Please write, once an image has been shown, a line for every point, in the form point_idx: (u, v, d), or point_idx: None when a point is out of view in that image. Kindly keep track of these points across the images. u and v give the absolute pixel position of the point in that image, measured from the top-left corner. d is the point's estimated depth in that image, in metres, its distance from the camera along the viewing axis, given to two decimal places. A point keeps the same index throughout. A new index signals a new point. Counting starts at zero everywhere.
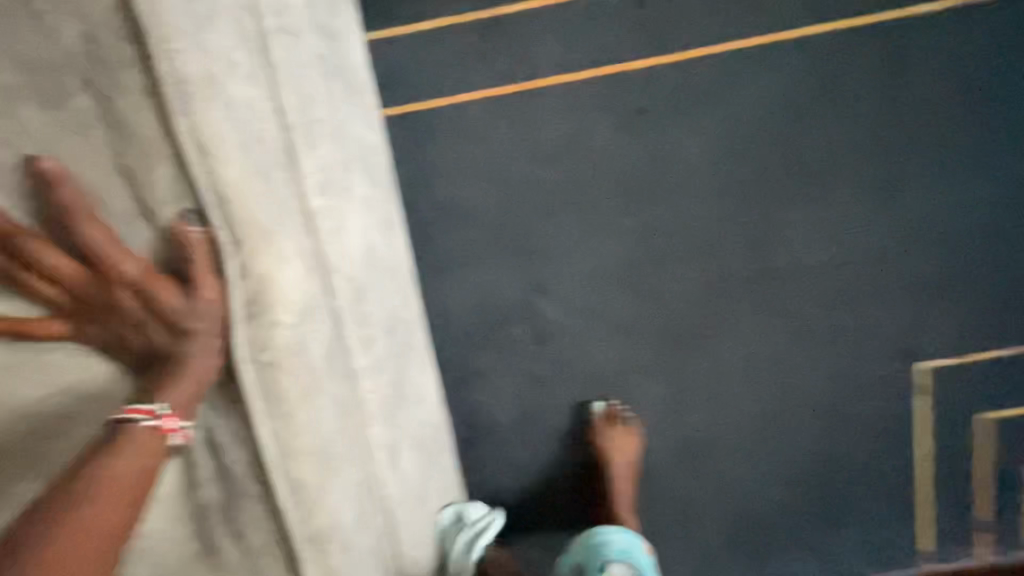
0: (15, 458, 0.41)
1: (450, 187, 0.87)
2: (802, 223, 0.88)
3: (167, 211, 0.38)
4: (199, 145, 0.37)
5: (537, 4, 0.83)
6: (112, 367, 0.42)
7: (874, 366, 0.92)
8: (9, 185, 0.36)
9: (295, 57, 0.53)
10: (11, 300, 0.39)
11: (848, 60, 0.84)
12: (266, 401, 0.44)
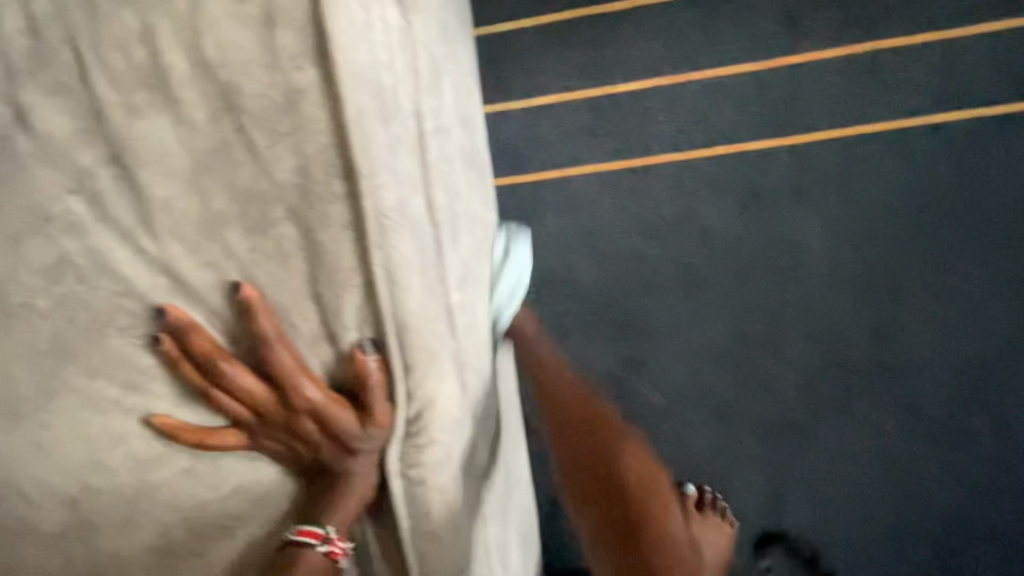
0: (175, 567, 0.41)
1: (551, 257, 0.87)
2: (925, 314, 0.83)
3: (352, 337, 0.37)
4: (389, 276, 0.36)
5: (654, 84, 0.83)
6: (267, 480, 0.41)
7: (1007, 478, 0.83)
8: (210, 306, 0.36)
9: (446, 155, 0.54)
10: (186, 414, 0.38)
11: (982, 149, 0.80)
12: (411, 518, 0.41)
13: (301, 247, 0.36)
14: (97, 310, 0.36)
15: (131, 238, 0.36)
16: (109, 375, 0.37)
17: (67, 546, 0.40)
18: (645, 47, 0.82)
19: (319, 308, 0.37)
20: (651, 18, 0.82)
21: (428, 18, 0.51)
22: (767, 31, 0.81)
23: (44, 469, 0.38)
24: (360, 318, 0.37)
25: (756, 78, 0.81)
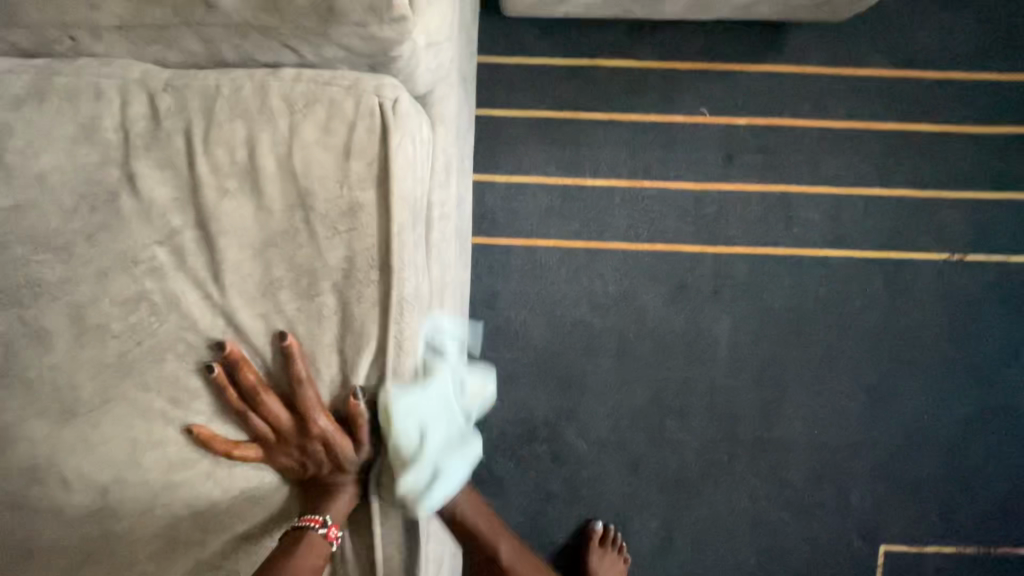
0: (180, 550, 0.50)
1: (510, 313, 1.01)
2: (803, 409, 1.01)
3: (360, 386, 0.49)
4: (400, 343, 0.49)
5: (617, 183, 0.99)
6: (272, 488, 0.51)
7: (844, 544, 1.03)
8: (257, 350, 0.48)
9: (449, 234, 0.65)
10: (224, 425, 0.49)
11: (863, 282, 0.99)
12: (383, 529, 0.52)
13: (338, 314, 0.48)
14: (161, 339, 0.48)
15: (203, 286, 0.48)
16: (163, 383, 0.48)
17: (91, 521, 0.49)
18: (614, 152, 0.99)
19: (340, 360, 0.48)
20: (623, 128, 0.99)
21: (453, 128, 0.64)
22: (713, 158, 0.98)
23: (92, 453, 0.49)
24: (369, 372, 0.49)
25: (698, 194, 0.99)
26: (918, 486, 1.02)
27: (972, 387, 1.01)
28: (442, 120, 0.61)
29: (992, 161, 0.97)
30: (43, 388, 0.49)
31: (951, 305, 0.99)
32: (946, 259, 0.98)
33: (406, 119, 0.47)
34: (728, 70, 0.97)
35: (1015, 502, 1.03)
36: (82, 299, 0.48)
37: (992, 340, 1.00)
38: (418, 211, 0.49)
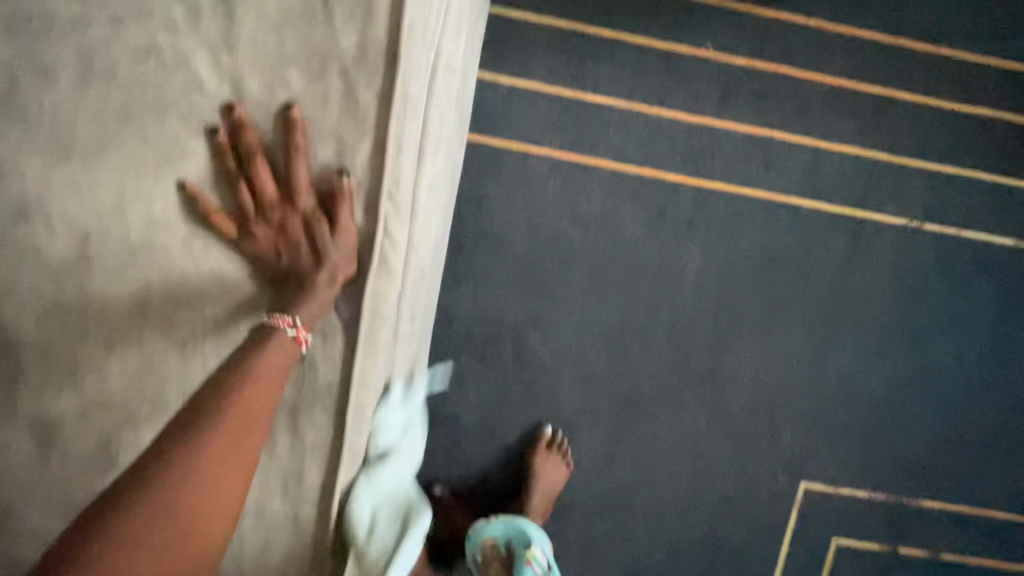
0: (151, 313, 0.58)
1: (494, 216, 1.03)
2: (752, 346, 1.08)
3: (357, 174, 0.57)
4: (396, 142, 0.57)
5: (616, 103, 1.02)
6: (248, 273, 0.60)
7: (769, 477, 1.11)
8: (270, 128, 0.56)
9: (453, 83, 0.70)
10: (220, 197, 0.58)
11: (825, 234, 1.05)
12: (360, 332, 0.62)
13: (341, 98, 0.55)
14: (168, 95, 0.55)
15: (215, 51, 0.55)
16: (172, 138, 0.56)
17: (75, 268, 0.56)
18: (617, 72, 1.02)
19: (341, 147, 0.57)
20: (630, 49, 1.01)
21: None
22: (709, 94, 1.02)
23: (93, 199, 0.56)
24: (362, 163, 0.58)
25: (689, 127, 1.03)
26: (843, 431, 1.11)
27: (907, 346, 1.09)
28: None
29: (962, 136, 1.04)
30: (59, 125, 0.55)
31: (901, 268, 1.06)
32: (904, 224, 1.05)
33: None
34: (736, 9, 1.01)
35: (931, 457, 1.12)
36: (94, 42, 0.54)
37: (933, 307, 1.08)
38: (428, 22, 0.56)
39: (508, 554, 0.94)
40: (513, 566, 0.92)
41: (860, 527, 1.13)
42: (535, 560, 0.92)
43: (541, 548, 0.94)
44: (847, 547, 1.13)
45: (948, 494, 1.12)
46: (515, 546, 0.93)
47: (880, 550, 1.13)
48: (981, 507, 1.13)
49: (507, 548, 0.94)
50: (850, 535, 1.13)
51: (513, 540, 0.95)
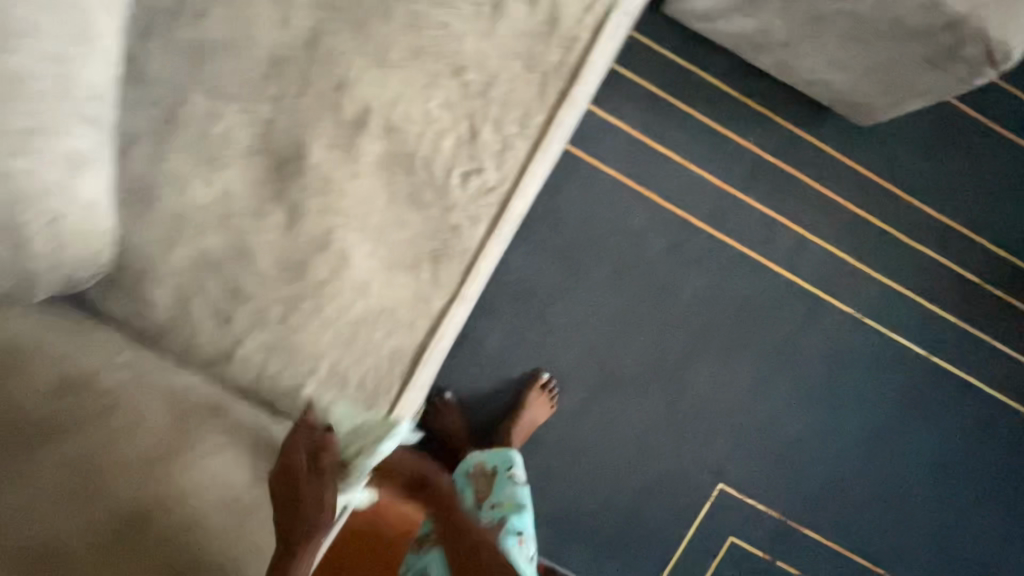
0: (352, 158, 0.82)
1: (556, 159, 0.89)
2: (715, 364, 1.40)
3: (529, 119, 0.83)
4: (565, 110, 0.83)
5: (674, 157, 1.38)
6: (423, 149, 0.83)
7: (696, 469, 1.42)
8: (483, 71, 0.82)
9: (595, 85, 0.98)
10: (431, 93, 0.82)
11: (789, 300, 1.40)
12: (480, 225, 0.85)
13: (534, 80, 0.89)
14: None
15: None
16: None
17: None
18: (682, 135, 1.38)
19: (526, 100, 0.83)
20: (696, 123, 1.38)
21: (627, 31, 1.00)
22: (741, 174, 1.38)
23: None
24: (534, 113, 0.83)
25: (719, 192, 1.38)
26: (761, 452, 1.43)
27: (825, 403, 1.42)
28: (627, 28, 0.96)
29: (908, 265, 1.41)
30: None
31: (836, 343, 1.41)
32: (848, 311, 1.41)
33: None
34: (778, 123, 1.38)
35: (819, 495, 1.44)
36: None
37: (852, 380, 1.42)
38: (614, 43, 0.84)
39: (492, 472, 1.16)
40: (495, 482, 1.15)
41: (751, 532, 1.44)
42: (512, 477, 1.15)
43: (520, 471, 1.17)
44: (737, 544, 1.43)
45: (822, 527, 1.44)
46: (498, 468, 1.16)
47: (759, 554, 1.44)
48: (843, 545, 1.45)
49: (491, 469, 1.16)
50: (740, 534, 1.43)
51: (497, 464, 1.17)
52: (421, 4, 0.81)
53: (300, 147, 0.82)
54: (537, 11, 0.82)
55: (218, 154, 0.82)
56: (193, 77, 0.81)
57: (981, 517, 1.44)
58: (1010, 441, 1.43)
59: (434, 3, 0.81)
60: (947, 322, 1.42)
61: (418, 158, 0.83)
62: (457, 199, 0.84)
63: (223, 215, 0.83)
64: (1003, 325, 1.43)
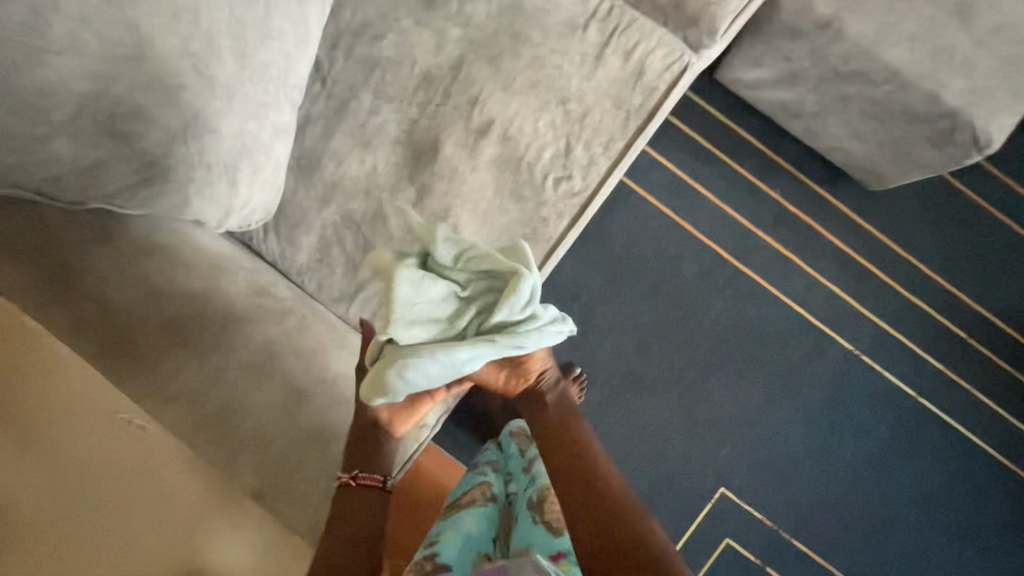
0: (473, 155, 1.06)
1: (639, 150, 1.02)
2: (728, 379, 1.60)
3: (611, 144, 1.08)
4: (640, 141, 1.08)
5: (710, 197, 1.62)
6: (527, 155, 1.07)
7: (703, 471, 1.58)
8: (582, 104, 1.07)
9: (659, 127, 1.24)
10: (541, 115, 1.06)
11: (797, 331, 1.61)
12: (563, 220, 1.08)
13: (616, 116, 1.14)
14: None
15: None
16: None
17: None
18: (719, 180, 1.62)
19: (611, 130, 1.08)
20: (732, 172, 1.63)
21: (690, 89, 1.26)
22: (766, 218, 1.62)
23: None
24: (615, 141, 1.08)
25: (745, 231, 1.62)
26: (762, 464, 1.59)
27: (822, 427, 1.60)
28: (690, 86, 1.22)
29: (904, 315, 1.61)
30: None
31: (835, 375, 1.61)
32: (849, 348, 1.61)
33: (701, 62, 1.10)
34: (802, 180, 1.62)
35: (813, 512, 1.59)
36: None
37: (847, 409, 1.61)
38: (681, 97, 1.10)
39: None
40: None
41: (748, 538, 1.58)
42: None
43: None
44: (733, 547, 1.57)
45: (813, 543, 1.58)
46: None
47: (753, 560, 1.57)
48: (831, 564, 1.57)
49: None
50: (736, 538, 1.57)
51: None
52: (543, 50, 1.06)
53: (435, 142, 1.06)
54: (628, 65, 1.07)
55: (372, 141, 1.07)
56: (365, 82, 1.07)
57: (958, 552, 1.58)
58: (988, 484, 1.60)
59: (553, 50, 1.06)
60: (936, 369, 1.61)
61: (524, 163, 1.07)
62: (548, 197, 1.07)
63: (367, 187, 1.07)
64: (986, 379, 1.62)
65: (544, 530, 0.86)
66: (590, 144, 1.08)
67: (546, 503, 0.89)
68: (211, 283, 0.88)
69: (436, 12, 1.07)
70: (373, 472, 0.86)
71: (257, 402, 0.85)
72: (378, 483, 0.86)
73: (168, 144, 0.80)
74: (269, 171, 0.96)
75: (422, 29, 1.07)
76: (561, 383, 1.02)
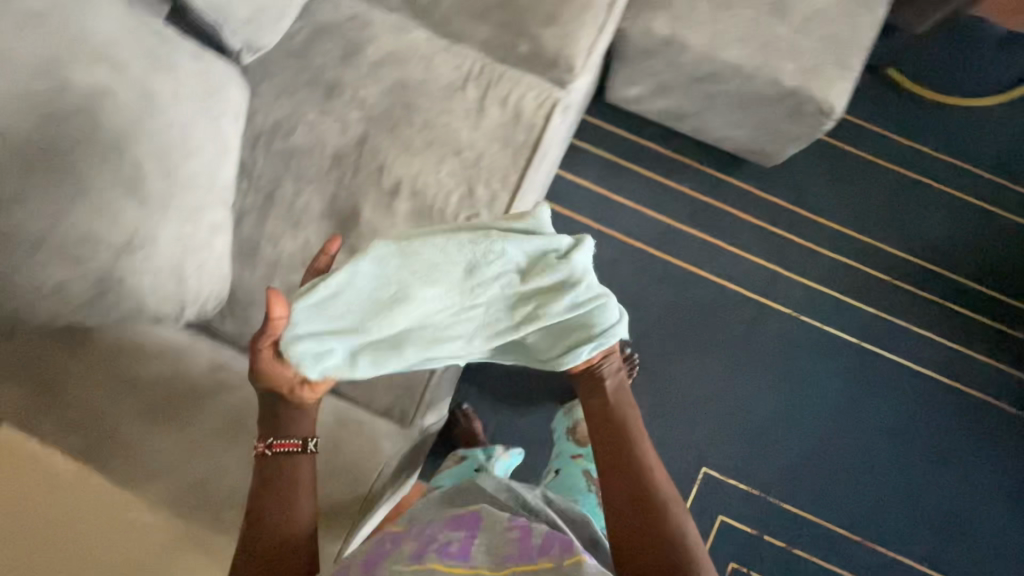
0: (389, 214, 1.21)
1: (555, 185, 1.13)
2: (684, 364, 1.70)
3: (506, 180, 1.23)
4: (531, 173, 1.23)
5: (628, 204, 1.78)
6: (436, 204, 1.22)
7: (682, 456, 1.66)
8: (475, 151, 1.23)
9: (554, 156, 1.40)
10: (441, 168, 1.22)
11: (736, 307, 1.73)
12: None
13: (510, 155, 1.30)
14: None
15: None
16: None
17: None
18: (633, 187, 1.79)
19: (504, 168, 1.23)
20: (644, 177, 1.79)
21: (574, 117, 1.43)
22: (682, 212, 1.77)
23: None
24: (510, 176, 1.23)
25: (667, 227, 1.76)
26: (734, 436, 1.68)
27: (781, 390, 1.70)
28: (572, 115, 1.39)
29: (829, 271, 1.74)
30: None
31: (780, 339, 1.72)
32: (787, 312, 1.73)
33: (570, 96, 1.28)
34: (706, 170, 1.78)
35: (793, 471, 1.66)
36: None
37: (800, 368, 1.71)
38: (559, 128, 1.27)
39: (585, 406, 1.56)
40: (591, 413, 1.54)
41: (739, 511, 1.64)
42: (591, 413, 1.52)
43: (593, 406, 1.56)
44: (727, 522, 1.63)
45: (800, 502, 1.64)
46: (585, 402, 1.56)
47: (749, 530, 1.63)
48: (822, 518, 1.64)
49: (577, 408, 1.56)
50: (728, 512, 1.64)
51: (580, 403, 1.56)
52: (432, 113, 1.23)
53: (354, 209, 1.21)
54: (506, 111, 1.24)
55: (302, 219, 1.22)
56: (285, 171, 1.23)
57: (938, 481, 1.65)
58: (949, 409, 1.68)
59: (440, 111, 1.23)
60: (872, 314, 1.73)
61: (435, 210, 1.21)
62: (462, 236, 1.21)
63: (304, 259, 1.21)
64: (922, 313, 1.72)
65: (575, 444, 1.47)
66: (489, 183, 1.23)
67: (577, 429, 1.49)
68: (175, 369, 1.02)
69: (336, 100, 1.24)
70: (290, 439, 0.91)
71: (228, 462, 0.97)
72: (298, 448, 0.90)
73: (114, 259, 0.94)
74: (213, 263, 1.14)
75: (326, 118, 1.24)
76: (620, 371, 1.04)
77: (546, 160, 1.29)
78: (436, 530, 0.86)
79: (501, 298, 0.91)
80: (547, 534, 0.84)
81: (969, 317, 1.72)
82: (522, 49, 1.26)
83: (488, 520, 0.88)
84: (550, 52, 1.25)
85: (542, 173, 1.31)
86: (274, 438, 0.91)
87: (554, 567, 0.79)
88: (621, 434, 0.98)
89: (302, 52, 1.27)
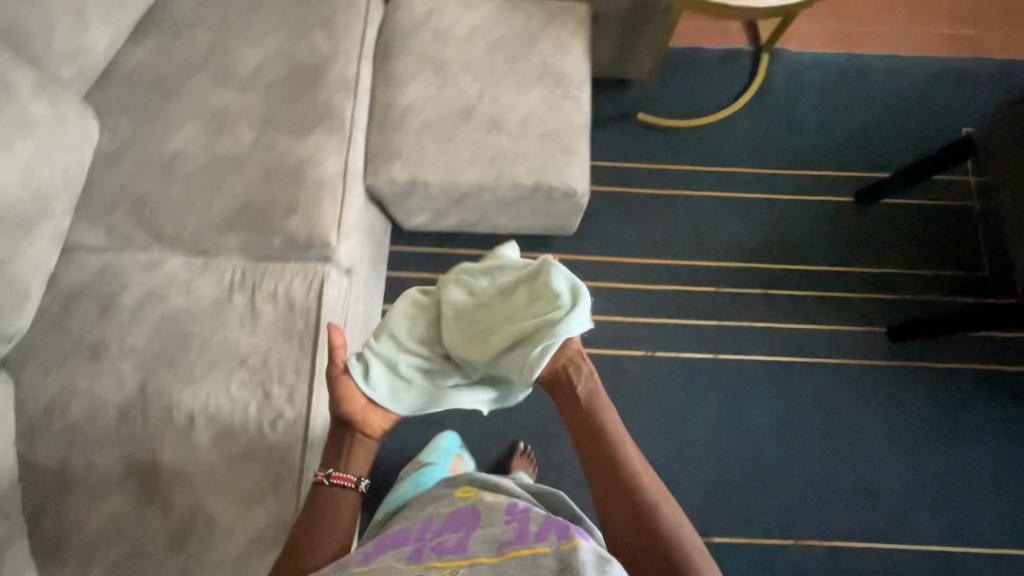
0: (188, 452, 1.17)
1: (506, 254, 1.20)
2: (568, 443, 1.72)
3: (297, 370, 1.23)
4: (322, 355, 1.25)
5: None
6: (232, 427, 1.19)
7: None
8: (256, 355, 1.23)
9: (354, 316, 1.42)
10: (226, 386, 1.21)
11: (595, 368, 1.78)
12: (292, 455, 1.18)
13: None
14: None
15: None
16: None
17: None
18: None
19: (291, 362, 1.23)
20: None
21: (363, 273, 1.48)
22: None
23: None
24: (300, 366, 1.23)
25: None
26: None
27: (664, 429, 1.74)
28: (356, 272, 1.43)
29: (664, 303, 1.84)
30: None
31: (644, 382, 1.78)
32: (641, 354, 1.80)
33: (338, 266, 1.33)
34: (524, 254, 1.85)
35: (710, 501, 1.68)
36: None
37: (672, 401, 1.76)
38: (337, 300, 1.30)
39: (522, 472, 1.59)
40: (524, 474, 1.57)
41: None
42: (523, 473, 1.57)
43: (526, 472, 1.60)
44: None
45: (723, 531, 1.66)
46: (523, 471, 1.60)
47: None
48: (748, 537, 1.65)
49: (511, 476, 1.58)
50: None
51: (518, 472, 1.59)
52: (204, 335, 1.24)
53: (151, 461, 1.17)
54: (278, 306, 1.26)
55: (100, 490, 1.16)
56: (67, 451, 1.17)
57: (832, 456, 1.72)
58: (815, 385, 1.77)
59: (213, 330, 1.24)
60: (718, 326, 1.82)
61: (237, 428, 1.19)
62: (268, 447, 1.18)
63: (114, 532, 1.14)
64: (756, 307, 1.84)
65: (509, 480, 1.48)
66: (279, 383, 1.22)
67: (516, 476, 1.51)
68: None
69: (105, 359, 1.22)
70: (347, 474, 1.04)
71: None
72: (350, 484, 1.03)
73: None
74: None
75: (99, 379, 1.21)
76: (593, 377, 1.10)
77: (336, 332, 1.31)
78: (435, 531, 0.93)
79: (468, 305, 1.10)
80: (544, 522, 0.88)
81: (803, 297, 1.84)
82: (276, 243, 1.30)
83: (485, 516, 0.94)
84: (302, 237, 1.29)
85: (341, 343, 1.33)
86: (335, 471, 1.04)
87: (554, 550, 0.83)
88: (604, 432, 1.05)
89: (59, 324, 1.25)
